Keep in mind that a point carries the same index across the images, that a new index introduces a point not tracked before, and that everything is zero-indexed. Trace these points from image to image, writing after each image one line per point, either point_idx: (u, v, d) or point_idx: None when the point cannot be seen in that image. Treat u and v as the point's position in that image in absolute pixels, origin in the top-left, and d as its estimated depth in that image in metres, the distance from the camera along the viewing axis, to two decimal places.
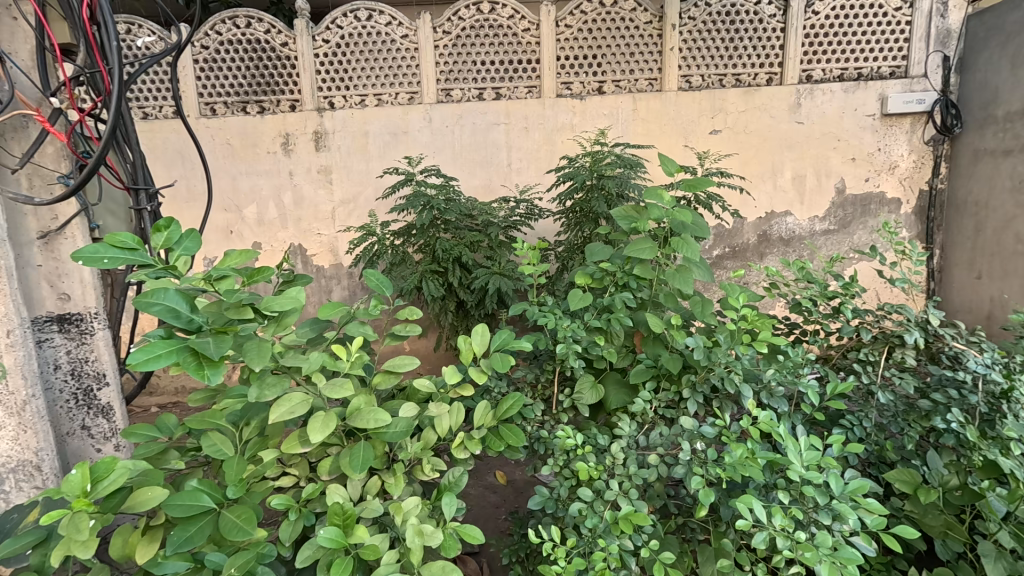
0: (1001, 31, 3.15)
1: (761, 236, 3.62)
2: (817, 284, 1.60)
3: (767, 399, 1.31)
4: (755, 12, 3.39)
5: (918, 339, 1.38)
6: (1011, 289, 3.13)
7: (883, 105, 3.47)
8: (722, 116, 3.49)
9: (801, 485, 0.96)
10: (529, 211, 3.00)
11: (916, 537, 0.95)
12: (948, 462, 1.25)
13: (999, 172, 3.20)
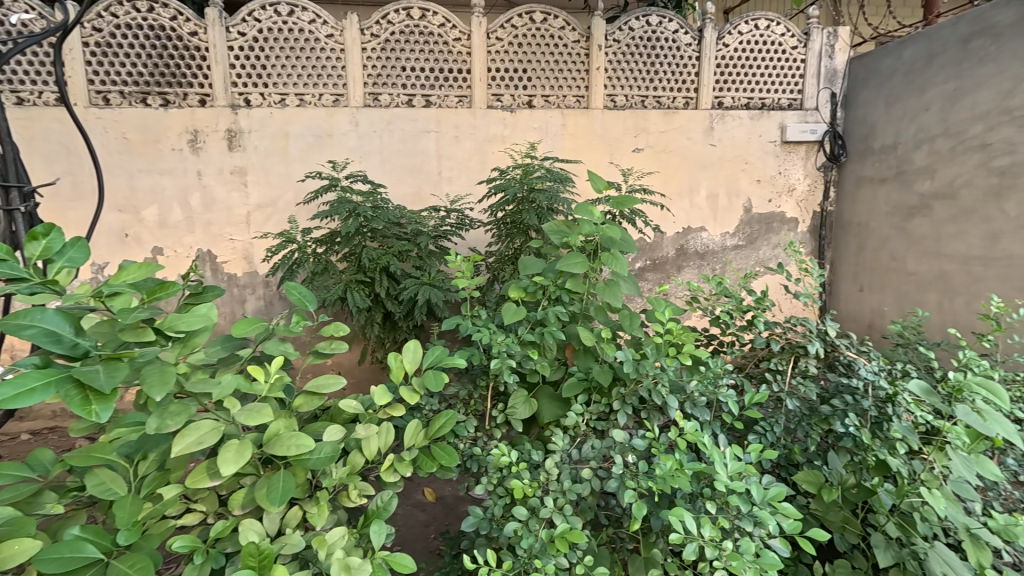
0: (877, 74, 3.59)
1: (680, 250, 3.84)
2: (733, 298, 1.70)
3: (691, 409, 1.37)
4: (674, 40, 3.61)
5: (819, 349, 1.52)
6: (888, 301, 3.54)
7: (783, 133, 3.83)
8: (644, 135, 3.67)
9: (725, 494, 1.00)
10: (460, 220, 2.96)
11: (824, 537, 1.02)
12: (846, 462, 1.37)
13: (877, 198, 3.63)
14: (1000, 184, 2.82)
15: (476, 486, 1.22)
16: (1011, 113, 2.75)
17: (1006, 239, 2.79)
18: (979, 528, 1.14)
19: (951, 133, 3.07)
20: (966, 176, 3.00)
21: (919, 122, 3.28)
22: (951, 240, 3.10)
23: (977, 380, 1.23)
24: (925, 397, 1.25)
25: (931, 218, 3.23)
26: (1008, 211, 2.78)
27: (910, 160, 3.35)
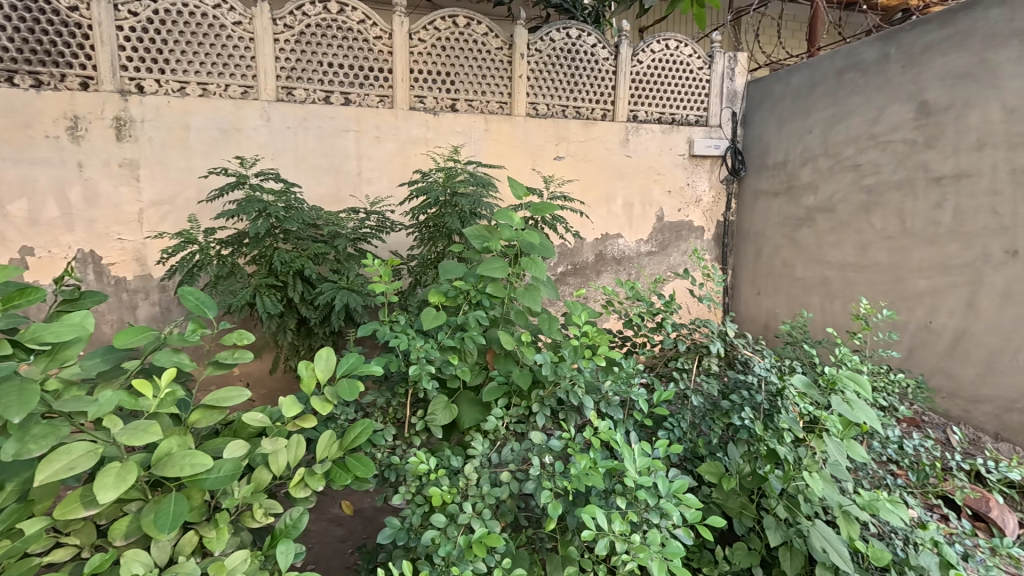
0: (770, 97, 3.96)
1: (599, 256, 3.99)
2: (644, 301, 1.79)
3: (605, 408, 1.43)
4: (592, 54, 3.77)
5: (720, 348, 1.65)
6: (781, 303, 3.91)
7: (691, 147, 4.11)
8: (565, 144, 3.79)
9: (635, 490, 1.05)
10: (380, 223, 2.88)
11: (722, 524, 1.10)
12: (743, 452, 1.48)
13: (771, 210, 4.00)
14: (868, 201, 3.21)
15: (393, 496, 1.20)
16: (876, 138, 3.14)
17: (873, 249, 3.18)
18: (850, 505, 1.28)
19: (830, 154, 3.46)
20: (842, 192, 3.38)
21: (804, 143, 3.66)
22: (830, 249, 3.48)
23: (848, 373, 1.38)
24: (806, 389, 1.39)
25: (814, 229, 3.61)
26: (875, 224, 3.17)
27: (798, 177, 3.73)
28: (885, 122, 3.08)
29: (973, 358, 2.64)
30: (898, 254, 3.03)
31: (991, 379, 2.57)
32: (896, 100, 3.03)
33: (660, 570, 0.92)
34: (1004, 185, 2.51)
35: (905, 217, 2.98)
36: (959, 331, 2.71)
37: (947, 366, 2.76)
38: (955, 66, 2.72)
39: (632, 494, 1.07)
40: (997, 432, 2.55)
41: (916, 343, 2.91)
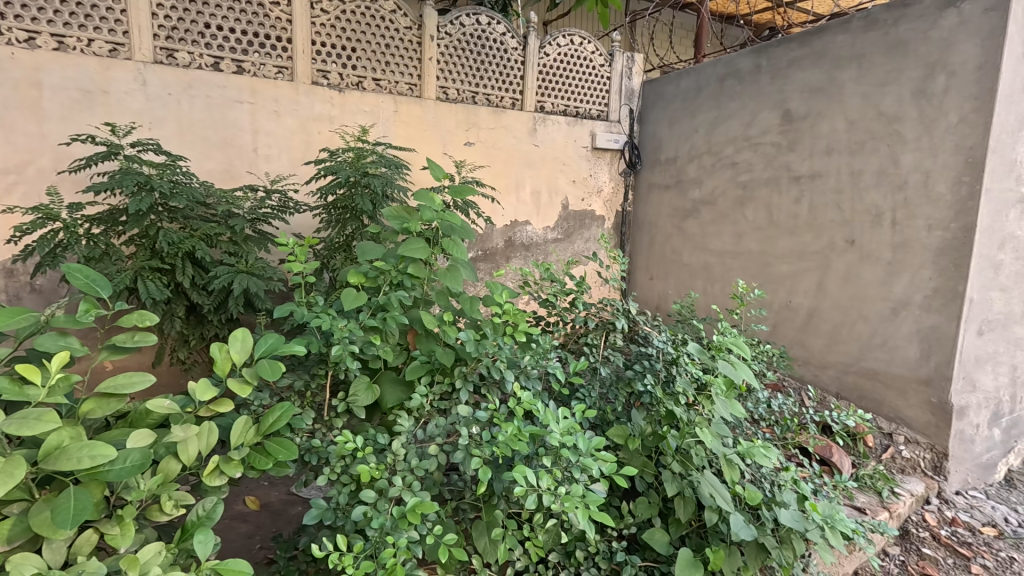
0: (663, 97, 4.30)
1: (509, 242, 4.09)
2: (558, 282, 1.90)
3: (524, 381, 1.52)
4: (501, 42, 3.83)
5: (624, 325, 1.81)
6: (670, 287, 4.30)
7: (593, 140, 4.34)
8: (475, 130, 3.81)
9: (558, 449, 1.14)
10: (282, 203, 2.71)
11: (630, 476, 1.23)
12: (645, 416, 1.64)
13: (662, 201, 4.36)
14: (743, 195, 3.63)
15: (318, 477, 1.18)
16: (750, 140, 3.56)
17: (747, 238, 3.61)
18: (734, 453, 1.49)
19: (712, 152, 3.85)
20: (722, 187, 3.79)
21: (691, 142, 4.04)
22: (712, 238, 3.89)
23: (730, 340, 1.60)
24: (699, 356, 1.57)
25: (699, 220, 4.00)
26: (748, 216, 3.60)
27: (686, 172, 4.11)
28: (757, 126, 3.50)
29: (821, 331, 3.13)
30: (766, 242, 3.47)
31: (834, 349, 3.06)
32: (765, 108, 3.45)
33: (582, 517, 1.02)
34: (846, 185, 2.98)
35: (771, 210, 3.43)
36: (811, 309, 3.18)
37: (802, 339, 3.23)
38: (811, 81, 3.16)
39: (556, 454, 1.16)
40: (838, 392, 3.05)
41: (779, 319, 3.38)
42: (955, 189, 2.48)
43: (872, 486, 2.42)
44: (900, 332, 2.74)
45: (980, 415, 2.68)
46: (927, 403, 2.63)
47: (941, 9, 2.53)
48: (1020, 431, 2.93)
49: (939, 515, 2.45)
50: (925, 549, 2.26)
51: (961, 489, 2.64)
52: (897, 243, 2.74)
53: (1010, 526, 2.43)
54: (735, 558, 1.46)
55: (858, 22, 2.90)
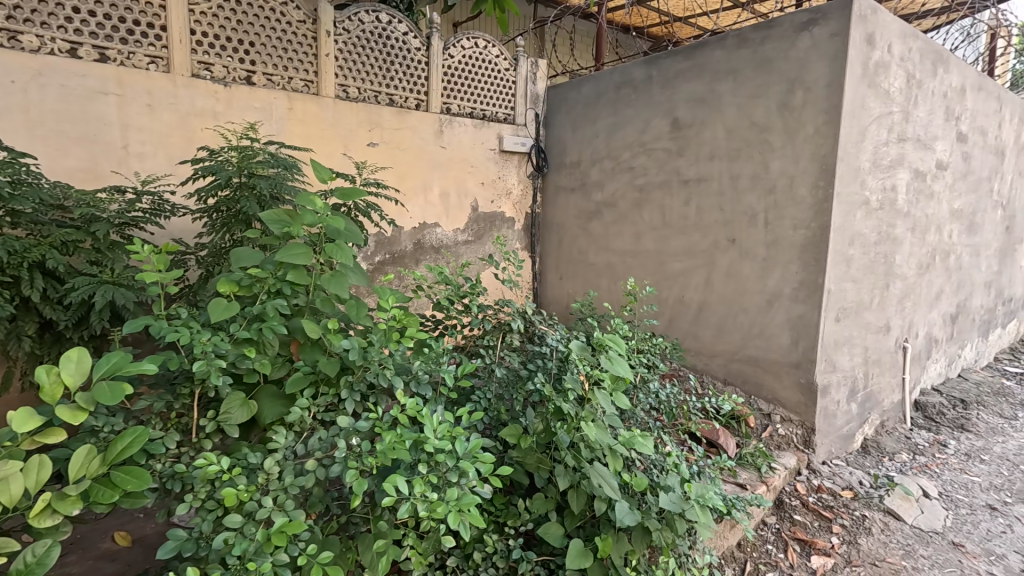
0: (565, 102, 4.45)
1: (417, 245, 4.02)
2: (452, 285, 1.90)
3: (415, 387, 1.50)
4: (404, 41, 3.76)
5: (519, 325, 1.85)
6: (578, 286, 4.46)
7: (501, 143, 4.39)
8: (379, 131, 3.72)
9: (436, 454, 1.14)
10: (155, 205, 2.47)
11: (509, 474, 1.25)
12: (537, 413, 1.67)
13: (568, 204, 4.50)
14: (640, 197, 3.84)
15: (178, 505, 1.08)
16: (644, 145, 3.78)
17: (644, 238, 3.83)
18: (617, 444, 1.56)
19: (612, 157, 4.04)
20: (621, 190, 3.99)
21: (592, 146, 4.21)
22: (614, 238, 4.08)
23: (610, 336, 1.66)
24: (583, 353, 1.62)
25: (602, 221, 4.18)
26: (645, 217, 3.81)
27: (589, 175, 4.27)
28: (650, 133, 3.72)
29: (710, 323, 3.38)
30: (661, 242, 3.70)
31: (722, 339, 3.32)
32: (656, 116, 3.67)
33: (453, 521, 1.03)
34: (726, 189, 3.25)
35: (665, 212, 3.66)
36: (701, 303, 3.43)
37: (694, 331, 3.48)
38: (695, 91, 3.41)
39: (434, 459, 1.15)
40: (726, 379, 3.30)
41: (674, 313, 3.61)
42: (814, 192, 2.80)
43: (752, 463, 2.66)
44: (774, 321, 3.03)
45: (840, 392, 3.04)
46: (797, 384, 2.93)
47: (798, 32, 2.84)
48: (873, 404, 3.36)
49: (808, 485, 2.74)
50: (796, 516, 2.53)
51: (827, 459, 2.97)
52: (769, 241, 3.03)
53: (863, 488, 2.78)
54: (623, 543, 1.54)
55: (731, 40, 3.17)
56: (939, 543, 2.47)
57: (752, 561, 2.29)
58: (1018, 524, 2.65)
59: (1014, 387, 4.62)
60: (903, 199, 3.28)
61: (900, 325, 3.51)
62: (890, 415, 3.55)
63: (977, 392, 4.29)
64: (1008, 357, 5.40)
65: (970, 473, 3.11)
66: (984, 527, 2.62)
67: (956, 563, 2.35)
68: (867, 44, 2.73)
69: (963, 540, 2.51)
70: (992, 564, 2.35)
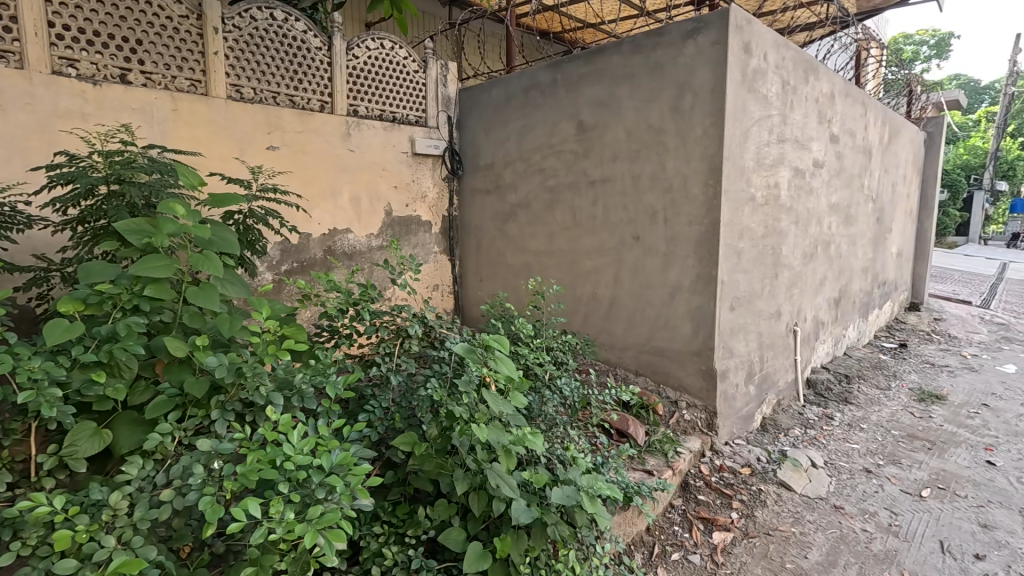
0: (477, 105, 4.45)
1: (327, 252, 3.87)
2: (343, 292, 1.86)
3: (298, 402, 1.43)
4: (303, 40, 3.60)
5: (417, 329, 1.85)
6: (498, 287, 4.48)
7: (413, 145, 4.30)
8: (279, 133, 3.54)
9: (299, 472, 1.12)
10: (6, 217, 2.18)
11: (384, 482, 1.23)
12: (432, 420, 1.64)
13: (484, 206, 4.50)
14: (551, 198, 3.92)
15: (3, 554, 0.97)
16: (553, 148, 3.86)
17: (558, 237, 3.91)
18: (508, 443, 1.57)
19: (524, 159, 4.09)
20: (534, 191, 4.05)
21: (504, 148, 4.24)
22: (529, 239, 4.14)
23: (497, 336, 1.66)
24: (472, 354, 1.62)
25: (517, 222, 4.22)
26: (557, 217, 3.90)
27: (503, 177, 4.29)
28: (557, 135, 3.81)
29: (620, 317, 3.51)
30: (572, 241, 3.79)
31: (632, 332, 3.45)
32: (562, 118, 3.76)
33: (312, 540, 1.00)
34: (629, 188, 3.39)
35: (575, 212, 3.76)
36: (612, 299, 3.56)
37: (607, 326, 3.59)
38: (596, 95, 3.52)
39: (298, 476, 1.12)
40: (638, 370, 3.44)
41: (588, 310, 3.71)
42: (705, 190, 2.98)
43: (660, 449, 2.77)
44: (676, 313, 3.20)
45: (738, 376, 3.25)
46: (700, 370, 3.10)
47: (684, 40, 3.01)
48: (769, 385, 3.62)
49: (711, 465, 2.91)
50: (700, 496, 2.67)
51: (729, 440, 3.17)
52: (669, 237, 3.19)
53: (760, 464, 2.99)
54: (522, 541, 1.56)
55: (627, 46, 3.31)
56: (823, 508, 2.71)
57: (659, 543, 2.39)
58: (888, 483, 2.97)
59: (888, 360, 5.19)
60: (786, 195, 3.57)
61: (790, 310, 3.82)
62: (786, 394, 3.84)
63: (858, 366, 4.77)
64: (885, 334, 6.06)
65: (851, 441, 3.45)
66: (860, 489, 2.91)
67: (836, 524, 2.58)
68: (744, 52, 2.95)
69: (843, 502, 2.77)
70: (866, 521, 2.61)
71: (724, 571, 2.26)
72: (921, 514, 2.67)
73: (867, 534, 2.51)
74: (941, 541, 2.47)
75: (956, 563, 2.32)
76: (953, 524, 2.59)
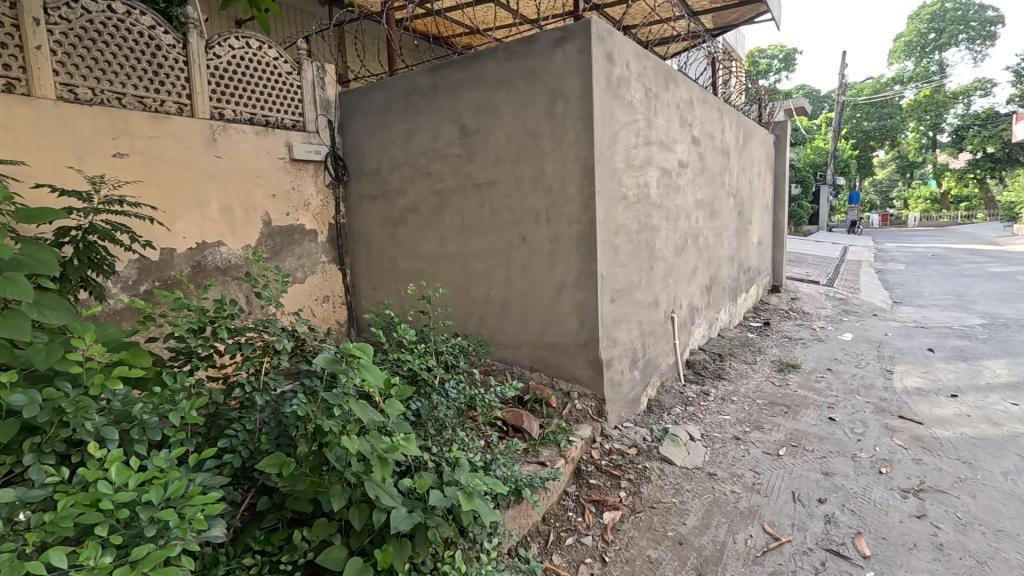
0: (358, 108, 4.28)
1: (195, 268, 3.55)
2: (195, 311, 1.72)
3: (139, 434, 1.32)
4: (151, 36, 3.27)
5: (285, 344, 1.78)
6: (392, 295, 4.38)
7: (290, 151, 4.06)
8: (127, 139, 3.18)
9: (121, 510, 1.07)
10: None
11: (227, 508, 1.20)
12: (301, 438, 1.56)
13: (372, 212, 4.37)
14: (440, 202, 3.91)
15: None
16: (437, 151, 3.85)
17: (448, 241, 3.90)
18: (383, 452, 1.54)
19: (410, 163, 4.03)
20: (422, 196, 4.01)
21: (389, 153, 4.14)
22: (420, 244, 4.09)
23: (364, 343, 1.62)
24: (336, 366, 1.57)
25: (407, 227, 4.15)
26: (446, 221, 3.89)
27: (390, 182, 4.19)
28: (441, 139, 3.80)
29: (513, 316, 3.59)
30: (463, 244, 3.81)
31: (525, 330, 3.54)
32: (444, 123, 3.76)
33: None
34: (512, 190, 3.49)
35: (463, 215, 3.78)
36: (504, 298, 3.62)
37: (501, 325, 3.65)
38: (476, 100, 3.56)
39: (121, 515, 1.06)
40: (532, 366, 3.53)
41: (482, 312, 3.75)
42: (581, 190, 3.16)
43: (553, 440, 2.88)
44: (563, 308, 3.34)
45: (622, 362, 3.47)
46: (588, 361, 3.27)
47: (553, 48, 3.15)
48: (653, 369, 3.90)
49: (601, 449, 3.07)
50: (592, 480, 2.82)
51: (618, 424, 3.37)
52: (552, 236, 3.33)
53: (646, 442, 3.21)
54: (406, 549, 1.54)
55: (502, 52, 3.38)
56: (699, 477, 2.98)
57: (554, 530, 2.48)
58: (753, 447, 3.33)
59: (754, 338, 5.82)
60: (655, 193, 3.87)
61: (667, 299, 4.15)
62: (668, 376, 4.17)
63: (730, 345, 5.30)
64: (752, 315, 6.79)
65: (723, 413, 3.83)
66: (730, 455, 3.24)
67: (710, 489, 2.85)
68: (607, 61, 3.16)
69: (716, 469, 3.07)
70: (734, 484, 2.91)
71: (613, 548, 2.40)
72: (778, 470, 3.04)
73: (735, 495, 2.80)
74: (793, 492, 2.82)
75: (804, 509, 2.66)
76: (802, 475, 2.97)
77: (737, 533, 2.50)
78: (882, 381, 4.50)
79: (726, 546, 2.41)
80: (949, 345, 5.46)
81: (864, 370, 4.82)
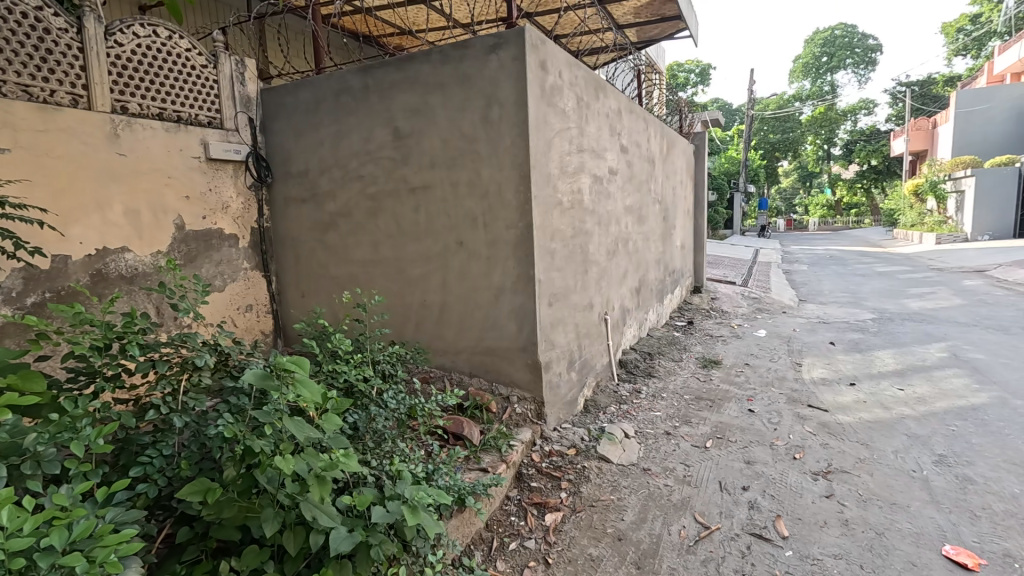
0: (282, 106, 4.06)
1: (95, 277, 3.20)
2: (99, 327, 1.54)
3: (34, 469, 1.17)
4: (38, 18, 2.92)
5: (207, 360, 1.64)
6: (322, 302, 4.18)
7: (206, 150, 3.77)
8: (9, 132, 2.81)
9: (15, 559, 0.94)
10: None
11: (143, 547, 1.09)
12: (228, 461, 1.44)
13: (300, 216, 4.15)
14: (373, 206, 3.79)
15: None
16: (369, 154, 3.73)
17: (382, 246, 3.79)
18: (320, 471, 1.46)
19: (340, 165, 3.87)
20: (353, 199, 3.87)
21: (318, 154, 3.96)
22: (352, 249, 3.95)
23: (298, 357, 1.54)
24: (267, 383, 1.47)
25: (338, 232, 3.99)
26: (379, 225, 3.78)
27: (319, 185, 4.01)
28: (373, 142, 3.68)
29: (451, 322, 3.54)
30: (397, 249, 3.72)
31: (463, 335, 3.51)
32: (377, 125, 3.65)
33: None
34: (448, 195, 3.45)
35: (397, 219, 3.69)
36: (442, 303, 3.57)
37: (439, 332, 3.59)
38: (409, 102, 3.49)
39: (15, 565, 0.94)
40: (471, 372, 3.51)
41: (419, 318, 3.67)
42: (517, 196, 3.19)
43: (494, 445, 2.87)
44: (502, 312, 3.35)
45: (560, 365, 3.53)
46: (527, 365, 3.30)
47: (487, 54, 3.16)
48: (588, 370, 4.00)
49: (541, 452, 3.10)
50: (533, 483, 2.84)
51: (557, 426, 3.42)
52: (489, 241, 3.33)
53: (584, 442, 3.29)
54: (346, 571, 1.47)
55: (436, 56, 3.34)
56: (635, 473, 3.09)
57: (498, 536, 2.48)
58: (682, 441, 3.51)
59: (680, 337, 6.14)
60: (588, 199, 3.98)
61: (600, 302, 4.28)
62: (603, 376, 4.29)
63: (658, 345, 5.56)
64: (677, 315, 7.17)
65: (654, 410, 4.01)
66: (662, 450, 3.39)
67: (646, 484, 2.97)
68: (541, 70, 3.21)
69: (650, 464, 3.20)
70: (667, 477, 3.05)
71: (556, 548, 2.43)
72: (706, 462, 3.22)
73: (668, 488, 2.94)
74: (720, 482, 3.00)
75: (730, 497, 2.84)
76: (727, 465, 3.17)
77: (672, 525, 2.61)
78: (792, 373, 4.91)
79: (662, 538, 2.51)
80: (847, 338, 6.06)
81: (777, 363, 5.23)
